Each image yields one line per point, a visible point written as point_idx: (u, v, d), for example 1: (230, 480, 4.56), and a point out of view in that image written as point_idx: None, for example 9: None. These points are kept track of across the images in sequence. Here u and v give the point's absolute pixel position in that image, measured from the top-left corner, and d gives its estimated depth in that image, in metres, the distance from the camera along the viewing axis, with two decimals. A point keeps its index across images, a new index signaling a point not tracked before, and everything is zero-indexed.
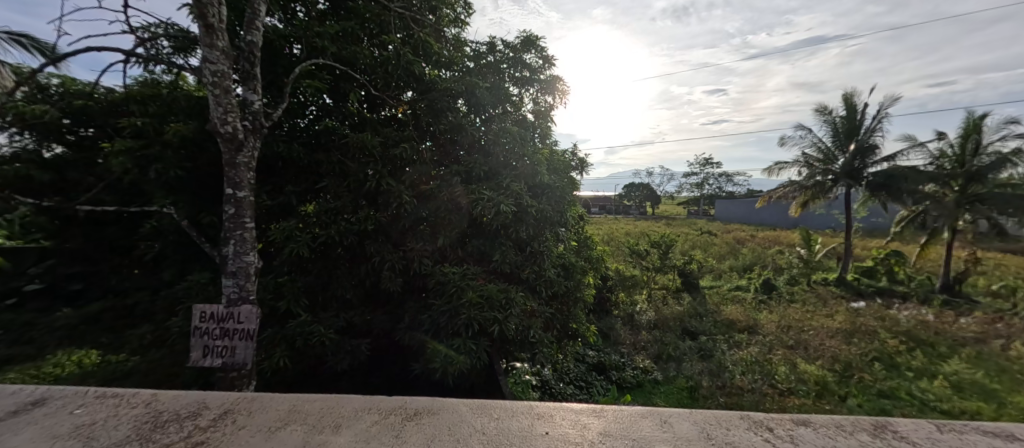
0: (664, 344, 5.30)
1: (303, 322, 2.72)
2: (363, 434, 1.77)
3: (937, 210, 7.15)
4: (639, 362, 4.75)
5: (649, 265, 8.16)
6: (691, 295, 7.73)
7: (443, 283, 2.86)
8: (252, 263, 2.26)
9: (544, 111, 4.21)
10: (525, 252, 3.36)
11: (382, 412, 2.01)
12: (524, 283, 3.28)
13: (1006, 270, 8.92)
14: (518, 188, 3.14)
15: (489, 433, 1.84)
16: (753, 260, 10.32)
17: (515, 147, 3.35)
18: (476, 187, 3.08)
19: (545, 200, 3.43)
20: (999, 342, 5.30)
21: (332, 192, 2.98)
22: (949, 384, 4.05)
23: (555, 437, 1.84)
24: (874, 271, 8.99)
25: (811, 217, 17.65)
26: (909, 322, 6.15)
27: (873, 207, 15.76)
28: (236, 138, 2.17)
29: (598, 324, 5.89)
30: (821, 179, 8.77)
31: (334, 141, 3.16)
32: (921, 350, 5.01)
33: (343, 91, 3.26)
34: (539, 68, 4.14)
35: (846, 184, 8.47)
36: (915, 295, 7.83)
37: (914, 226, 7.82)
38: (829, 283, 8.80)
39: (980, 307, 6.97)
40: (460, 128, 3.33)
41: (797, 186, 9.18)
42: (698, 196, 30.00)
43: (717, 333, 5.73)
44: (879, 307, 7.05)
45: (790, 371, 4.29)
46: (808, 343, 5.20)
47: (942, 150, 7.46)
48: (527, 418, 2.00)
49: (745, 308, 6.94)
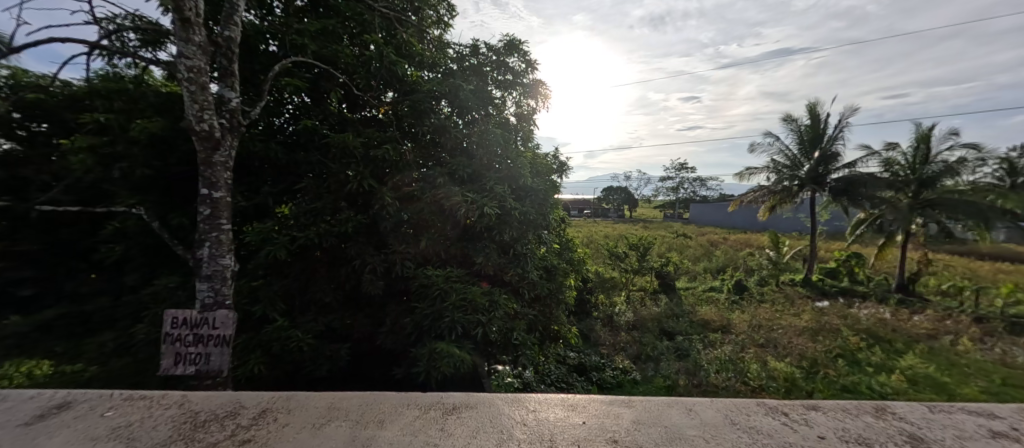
0: (644, 344, 5.53)
1: (280, 327, 2.76)
2: (408, 429, 1.84)
3: (893, 214, 7.62)
4: (619, 363, 4.94)
5: (628, 267, 8.50)
6: (668, 296, 8.04)
7: (427, 286, 2.91)
8: (229, 265, 2.26)
9: (527, 114, 4.30)
10: (507, 254, 3.44)
11: (421, 407, 2.08)
12: (506, 285, 3.41)
13: (954, 270, 9.70)
14: (501, 190, 3.21)
15: (530, 424, 1.95)
16: (726, 263, 10.81)
17: (499, 152, 3.45)
18: (459, 189, 3.11)
19: (528, 203, 3.50)
20: (948, 338, 5.79)
21: (311, 192, 3.02)
22: (906, 378, 4.43)
23: (593, 426, 1.97)
24: (837, 272, 9.61)
25: (779, 220, 18.66)
26: (868, 319, 6.63)
27: (834, 211, 16.83)
28: (212, 136, 2.16)
29: (579, 326, 6.08)
30: (788, 184, 9.38)
31: (314, 140, 3.21)
32: (879, 347, 5.43)
33: (322, 91, 3.36)
34: (522, 72, 4.23)
35: (811, 189, 9.00)
36: (873, 294, 8.41)
37: (873, 229, 8.15)
38: (795, 284, 9.32)
39: (932, 306, 7.55)
40: (442, 130, 3.38)
41: (766, 191, 9.73)
42: (674, 200, 31.09)
43: (693, 333, 6.01)
44: (841, 306, 7.53)
45: (762, 368, 4.58)
46: (778, 341, 5.54)
47: (895, 158, 8.11)
48: (561, 410, 2.13)
49: (718, 308, 7.28)
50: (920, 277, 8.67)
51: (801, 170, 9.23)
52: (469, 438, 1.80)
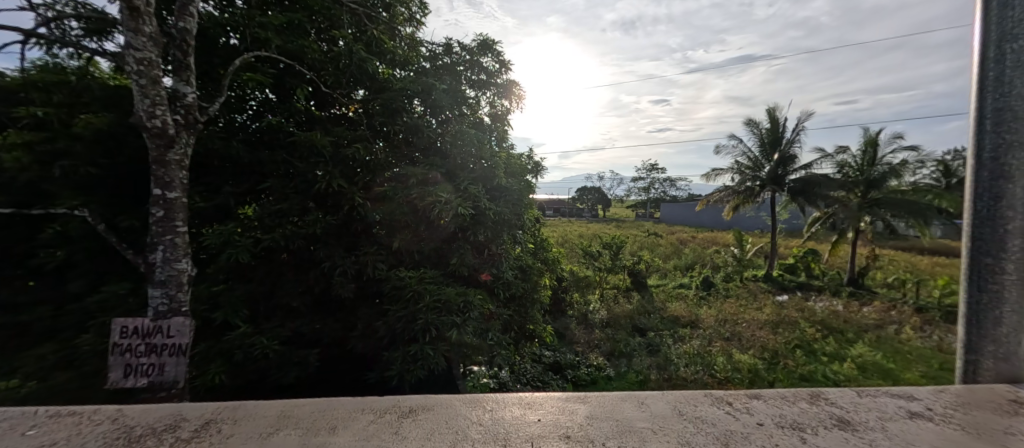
0: (617, 340, 5.68)
1: (242, 335, 2.62)
2: (361, 434, 1.80)
3: (846, 213, 8.41)
4: (593, 360, 5.03)
5: (601, 266, 8.57)
6: (639, 294, 8.25)
7: (400, 288, 2.85)
8: (185, 270, 2.09)
9: (503, 114, 4.41)
10: (482, 254, 3.42)
11: (376, 411, 2.06)
12: (482, 285, 3.42)
13: (898, 264, 10.48)
14: (476, 190, 3.14)
15: (485, 424, 1.97)
16: (694, 260, 11.26)
17: (474, 151, 3.39)
18: (432, 187, 3.04)
19: (503, 203, 3.44)
20: (893, 328, 6.27)
21: (277, 193, 2.95)
22: (855, 366, 4.75)
23: (547, 423, 2.01)
24: (795, 267, 10.21)
25: (743, 219, 19.64)
26: (822, 312, 7.08)
27: (793, 210, 17.78)
28: (165, 133, 2.00)
29: (554, 325, 6.16)
30: (750, 185, 9.93)
31: (279, 139, 3.09)
32: (833, 337, 5.82)
33: (287, 87, 3.22)
34: (495, 71, 4.27)
35: (773, 189, 9.78)
36: (827, 288, 8.99)
37: (826, 227, 9.21)
38: (757, 279, 9.81)
39: (878, 297, 8.15)
40: (415, 128, 3.32)
41: (730, 191, 10.30)
42: (645, 200, 31.99)
43: (663, 329, 6.22)
44: (798, 300, 8.03)
45: (727, 361, 4.81)
46: (741, 334, 5.83)
47: (846, 161, 8.78)
48: (518, 409, 2.16)
49: (687, 304, 7.56)
50: (868, 271, 9.31)
51: (761, 171, 9.85)
52: (422, 440, 1.78)
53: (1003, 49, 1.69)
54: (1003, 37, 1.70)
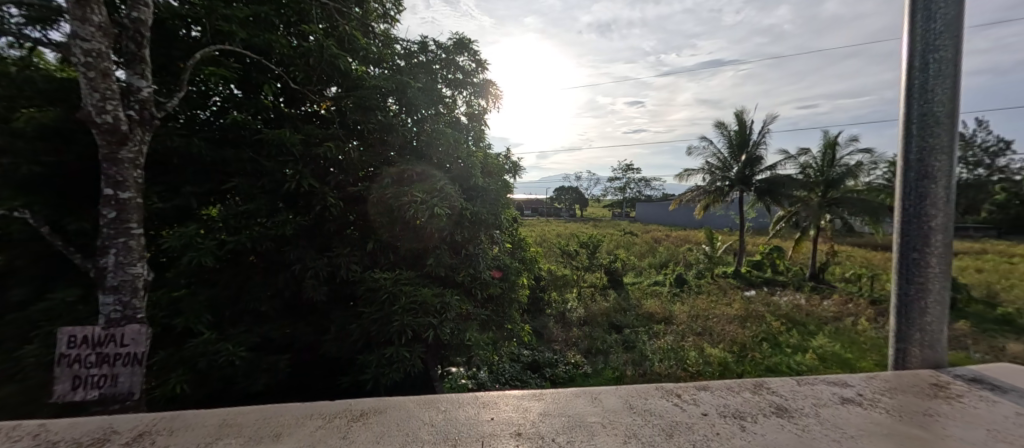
0: (595, 337, 5.72)
1: (205, 342, 2.41)
2: (307, 440, 1.66)
3: (806, 210, 8.62)
4: (571, 358, 5.03)
5: (578, 265, 9.03)
6: (616, 291, 8.35)
7: (376, 291, 2.69)
8: (142, 274, 1.81)
9: (478, 114, 4.12)
10: (458, 255, 3.22)
11: (326, 416, 1.92)
12: (458, 286, 3.20)
13: (854, 259, 11.12)
14: (451, 189, 2.91)
15: (437, 425, 1.93)
16: (669, 258, 11.56)
17: (449, 149, 3.19)
18: (406, 187, 2.88)
19: (480, 202, 3.26)
20: (850, 319, 6.64)
21: (244, 193, 2.68)
22: (817, 356, 5.00)
23: (501, 422, 2.01)
24: (761, 263, 10.64)
25: (713, 218, 20.37)
26: (787, 306, 7.41)
27: (759, 209, 18.53)
28: (118, 131, 1.69)
29: (532, 324, 6.14)
30: (720, 185, 10.26)
31: (245, 137, 2.78)
32: (797, 330, 6.09)
33: (254, 82, 2.88)
34: (470, 71, 3.97)
35: (740, 189, 9.94)
36: (791, 283, 9.42)
37: (789, 224, 9.27)
38: (727, 275, 10.15)
39: (837, 291, 8.60)
40: (389, 127, 3.06)
41: (702, 191, 10.60)
42: (621, 200, 32.60)
43: (639, 325, 6.30)
44: (765, 294, 8.39)
45: (699, 355, 4.94)
46: (712, 329, 6.03)
47: (808, 162, 9.18)
48: (473, 408, 2.15)
49: (662, 301, 7.72)
50: (828, 266, 9.81)
51: (730, 171, 10.14)
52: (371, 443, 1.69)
53: (927, 59, 1.82)
54: (928, 47, 1.82)
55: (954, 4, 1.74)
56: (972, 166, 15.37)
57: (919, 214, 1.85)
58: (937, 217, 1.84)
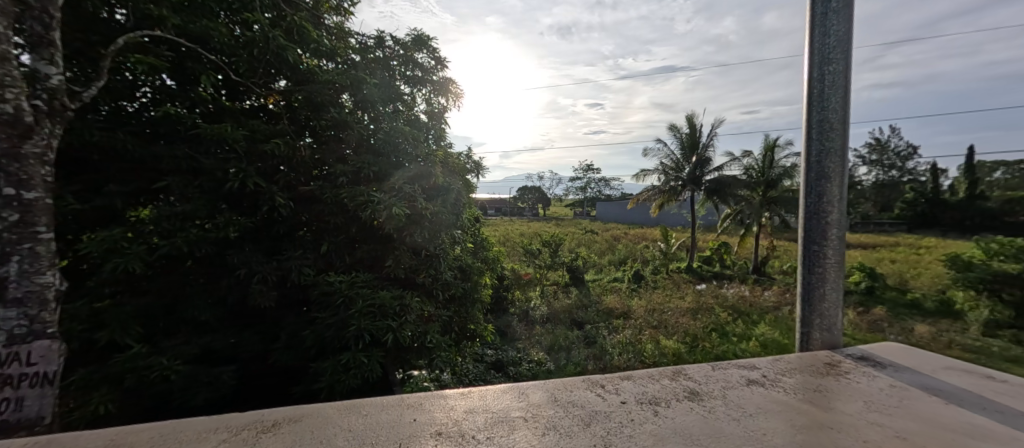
0: (556, 333, 5.64)
1: (134, 356, 1.84)
2: None
3: (749, 208, 9.40)
4: (535, 355, 4.84)
5: (542, 263, 9.02)
6: (578, 288, 8.35)
7: (333, 297, 2.21)
8: (56, 283, 1.37)
9: (438, 113, 3.45)
10: (417, 256, 2.65)
11: (232, 429, 1.53)
12: (418, 288, 2.67)
13: (789, 253, 12.05)
14: (411, 190, 2.45)
15: (356, 429, 1.62)
16: (627, 255, 11.95)
17: (410, 144, 2.65)
18: (366, 185, 2.43)
19: (440, 203, 2.67)
20: (788, 308, 7.18)
21: (179, 192, 2.06)
22: (760, 344, 5.25)
23: (423, 422, 1.73)
24: (711, 259, 11.19)
25: (667, 215, 21.46)
26: (733, 298, 7.85)
27: (710, 209, 20.03)
28: (23, 123, 1.31)
29: (495, 324, 5.95)
30: (674, 185, 10.68)
31: (179, 132, 2.15)
32: (743, 320, 6.47)
33: (190, 72, 2.20)
34: (432, 69, 3.41)
35: (691, 188, 10.41)
36: (737, 276, 9.97)
37: (735, 222, 10.00)
38: (680, 270, 10.54)
39: (777, 283, 9.25)
40: (346, 125, 2.49)
41: (656, 190, 10.98)
42: (581, 199, 33.22)
43: (599, 321, 6.30)
44: (714, 288, 8.84)
45: (655, 347, 4.99)
46: (666, 322, 6.19)
47: (750, 164, 9.86)
48: (397, 410, 1.89)
49: (621, 296, 7.86)
50: (769, 260, 10.52)
51: (682, 171, 10.61)
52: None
53: (822, 70, 2.03)
54: (822, 60, 2.03)
55: (842, 21, 1.95)
56: (886, 169, 17.13)
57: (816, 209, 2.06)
58: (832, 213, 2.05)
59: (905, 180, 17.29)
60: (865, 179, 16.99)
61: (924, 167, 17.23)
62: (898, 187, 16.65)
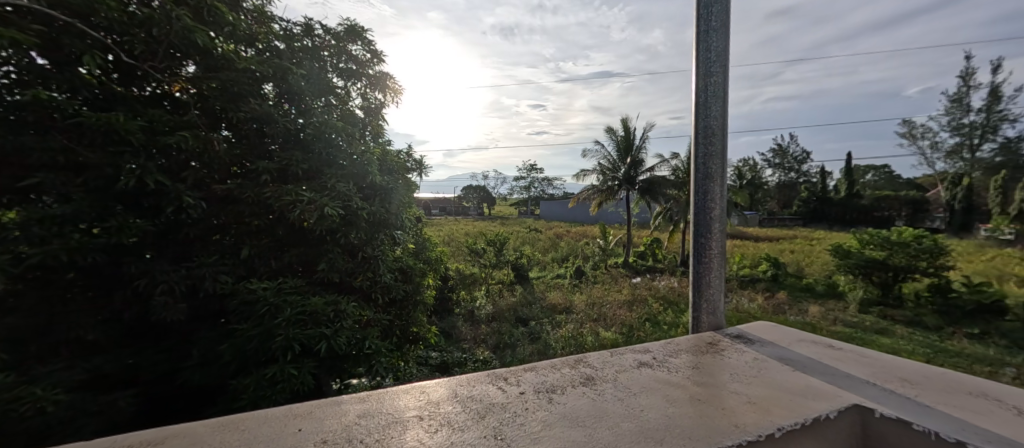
0: (502, 332, 4.91)
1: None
2: None
3: (676, 207, 10.15)
4: (480, 355, 4.15)
5: (487, 262, 8.20)
6: (523, 286, 7.64)
7: (252, 306, 1.52)
8: None
9: (377, 113, 2.42)
10: (353, 260, 1.89)
11: None
12: (356, 292, 1.90)
13: None
14: (347, 187, 1.77)
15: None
16: (569, 252, 11.84)
17: (343, 136, 1.85)
18: (293, 184, 1.68)
19: (378, 204, 1.93)
20: None
21: (56, 192, 1.18)
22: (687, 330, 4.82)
23: (313, 434, 1.20)
24: (645, 253, 11.52)
25: (606, 212, 22.35)
26: (666, 289, 7.55)
27: (643, 207, 21.19)
28: None
29: (439, 325, 5.06)
30: (612, 185, 11.01)
31: (56, 127, 1.19)
32: (672, 309, 6.01)
33: (67, 45, 1.21)
34: (367, 61, 2.36)
35: (627, 188, 10.76)
36: (668, 269, 10.36)
37: (666, 219, 10.60)
38: (617, 265, 10.57)
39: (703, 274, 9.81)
40: (271, 120, 1.66)
41: (596, 190, 11.26)
42: (524, 199, 33.31)
43: (542, 317, 5.54)
44: (649, 280, 8.76)
45: (596, 340, 4.44)
46: (605, 314, 5.68)
47: (677, 166, 10.58)
48: (279, 420, 1.27)
49: (564, 292, 7.11)
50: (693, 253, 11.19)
51: (618, 172, 10.96)
52: None
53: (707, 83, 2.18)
54: (708, 72, 2.18)
55: (720, 38, 2.12)
56: (786, 171, 19.34)
57: (703, 204, 2.21)
58: (715, 208, 2.23)
59: (800, 182, 19.72)
60: (769, 181, 19.18)
61: (814, 170, 19.81)
62: (796, 188, 18.90)
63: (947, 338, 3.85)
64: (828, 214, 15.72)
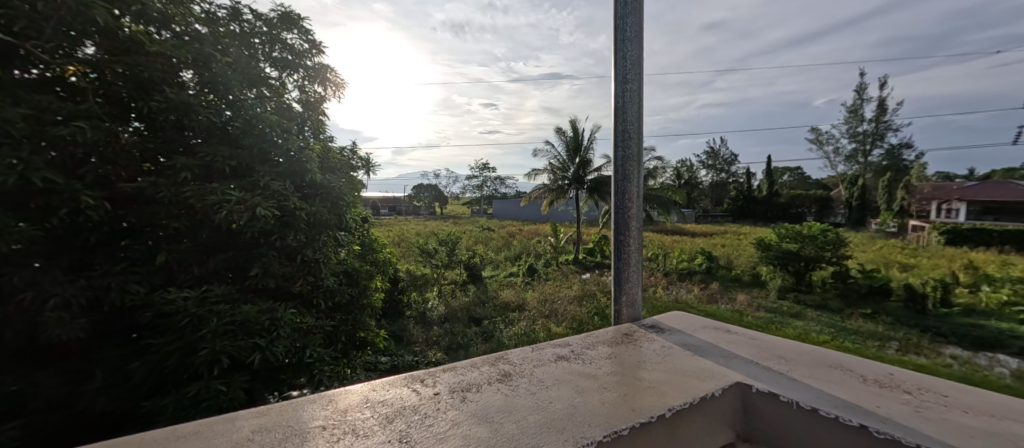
0: (455, 332, 4.20)
1: None
2: None
3: None
4: (432, 358, 3.58)
5: (439, 263, 7.13)
6: (476, 286, 6.64)
7: (169, 317, 1.28)
8: None
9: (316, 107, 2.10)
10: (292, 262, 1.66)
11: None
12: (296, 298, 1.72)
13: None
14: (283, 186, 1.54)
15: None
16: (522, 250, 11.33)
17: (277, 131, 1.58)
18: (220, 184, 1.42)
19: (319, 204, 1.72)
20: None
21: None
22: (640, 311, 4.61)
23: None
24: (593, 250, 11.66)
25: (555, 211, 22.54)
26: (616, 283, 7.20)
27: (590, 206, 21.66)
28: None
29: (388, 328, 4.29)
30: (561, 184, 10.99)
31: None
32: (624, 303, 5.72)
33: None
34: (305, 54, 2.05)
35: (576, 187, 10.81)
36: None
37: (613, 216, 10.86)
38: (569, 262, 10.18)
39: None
40: (192, 112, 1.37)
41: (546, 189, 11.18)
42: (475, 199, 32.76)
43: (495, 316, 4.88)
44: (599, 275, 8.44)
45: (549, 336, 4.09)
46: (557, 310, 5.09)
47: None
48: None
49: (517, 290, 6.39)
50: None
51: (567, 171, 10.95)
52: None
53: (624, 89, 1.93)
54: (624, 78, 1.92)
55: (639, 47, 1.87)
56: (718, 171, 20.78)
57: (621, 204, 1.94)
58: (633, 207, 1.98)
59: (730, 182, 21.24)
60: (703, 181, 20.47)
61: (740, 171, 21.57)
62: (726, 187, 20.37)
63: (846, 318, 4.41)
64: (754, 211, 17.11)
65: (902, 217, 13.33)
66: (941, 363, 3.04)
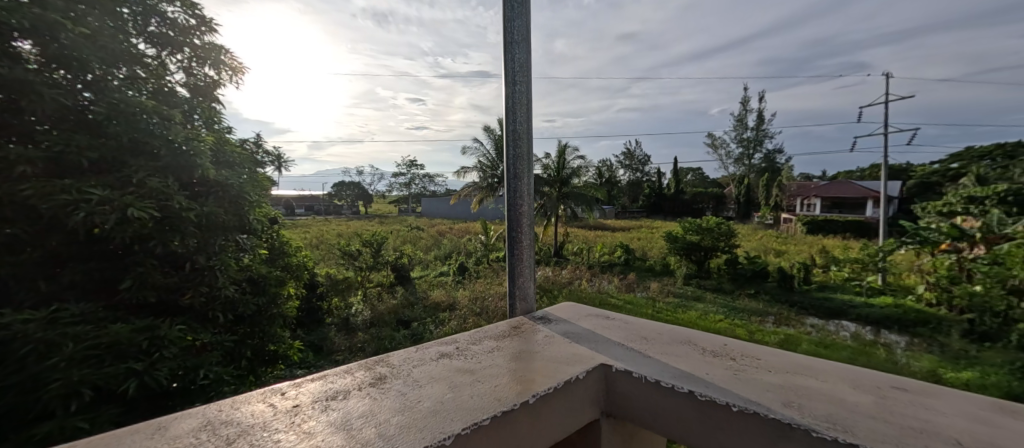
0: (382, 336, 3.80)
1: None
2: None
3: None
4: None
5: (363, 265, 5.96)
6: (406, 287, 6.02)
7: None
8: None
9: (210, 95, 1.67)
10: (177, 272, 1.35)
11: None
12: (186, 312, 1.40)
13: None
14: (164, 183, 1.24)
15: None
16: (451, 249, 11.01)
17: (156, 118, 1.25)
18: (76, 180, 1.10)
19: (214, 204, 1.42)
20: None
21: None
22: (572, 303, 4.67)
23: None
24: None
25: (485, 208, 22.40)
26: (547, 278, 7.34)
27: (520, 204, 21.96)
28: None
29: (304, 339, 3.80)
30: (490, 181, 10.87)
31: None
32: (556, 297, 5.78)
33: None
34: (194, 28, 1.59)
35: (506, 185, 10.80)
36: None
37: None
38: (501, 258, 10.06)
39: None
40: (31, 92, 1.02)
41: (475, 186, 10.97)
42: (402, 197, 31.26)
43: (425, 317, 4.55)
44: None
45: None
46: (489, 306, 4.78)
47: None
48: None
49: (447, 289, 6.01)
50: None
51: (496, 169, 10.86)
52: None
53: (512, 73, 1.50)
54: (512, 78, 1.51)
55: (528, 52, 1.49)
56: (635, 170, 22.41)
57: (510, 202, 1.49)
58: (524, 206, 1.55)
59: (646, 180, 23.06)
60: (622, 179, 21.90)
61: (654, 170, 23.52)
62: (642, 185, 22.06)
63: (737, 299, 5.06)
64: (666, 206, 18.72)
65: (776, 210, 15.74)
66: (804, 331, 3.62)
